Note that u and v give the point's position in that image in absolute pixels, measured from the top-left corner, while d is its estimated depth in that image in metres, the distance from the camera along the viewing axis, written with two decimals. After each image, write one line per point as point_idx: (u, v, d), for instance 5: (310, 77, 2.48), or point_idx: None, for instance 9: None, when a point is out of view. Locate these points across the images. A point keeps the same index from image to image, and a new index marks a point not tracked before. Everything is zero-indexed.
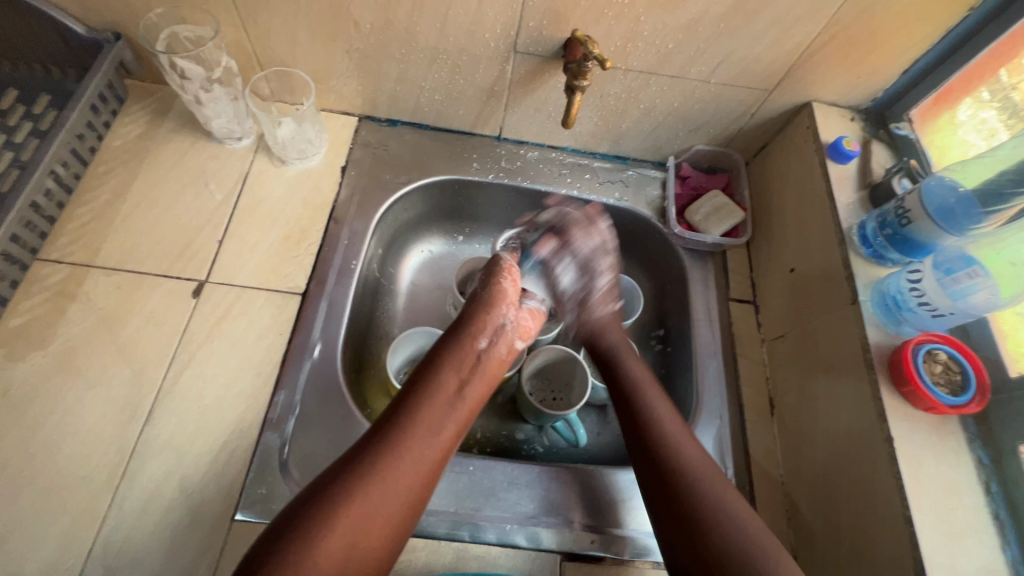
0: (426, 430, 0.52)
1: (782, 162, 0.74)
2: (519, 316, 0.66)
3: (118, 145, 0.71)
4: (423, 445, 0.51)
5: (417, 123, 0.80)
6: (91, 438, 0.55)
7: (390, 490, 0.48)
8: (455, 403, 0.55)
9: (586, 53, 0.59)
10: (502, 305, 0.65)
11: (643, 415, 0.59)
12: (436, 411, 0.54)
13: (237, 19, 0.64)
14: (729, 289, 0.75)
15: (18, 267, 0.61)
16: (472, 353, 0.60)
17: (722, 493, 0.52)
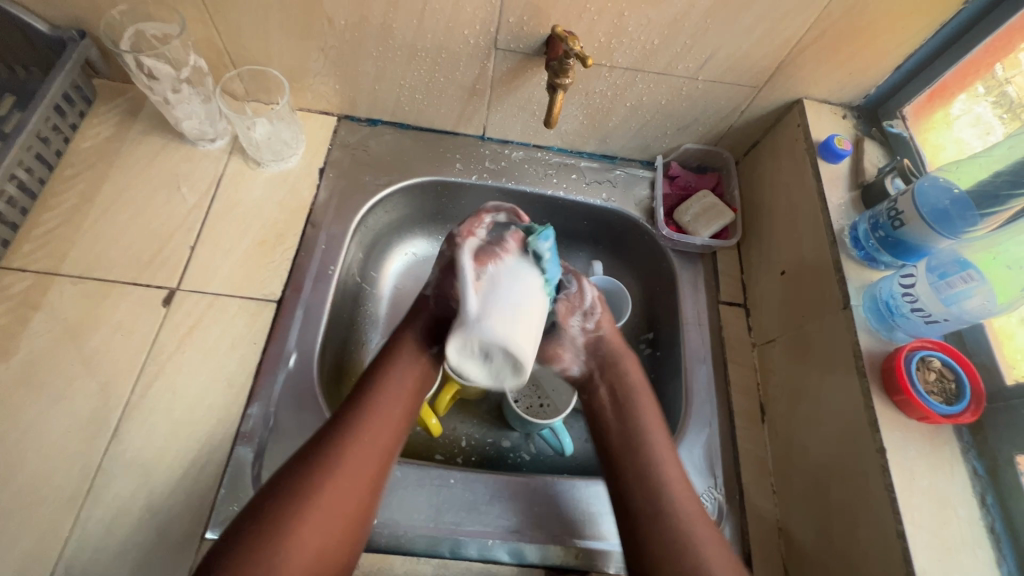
0: (378, 422, 0.52)
1: (772, 161, 0.72)
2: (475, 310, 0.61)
3: (86, 147, 0.69)
4: (374, 433, 0.51)
5: (398, 123, 0.77)
6: (54, 454, 0.53)
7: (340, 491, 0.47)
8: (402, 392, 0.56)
9: (569, 51, 0.56)
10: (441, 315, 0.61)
11: (645, 451, 0.55)
12: (385, 403, 0.54)
13: (206, 16, 0.62)
14: (720, 292, 0.74)
15: None
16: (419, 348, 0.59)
17: (702, 532, 0.49)
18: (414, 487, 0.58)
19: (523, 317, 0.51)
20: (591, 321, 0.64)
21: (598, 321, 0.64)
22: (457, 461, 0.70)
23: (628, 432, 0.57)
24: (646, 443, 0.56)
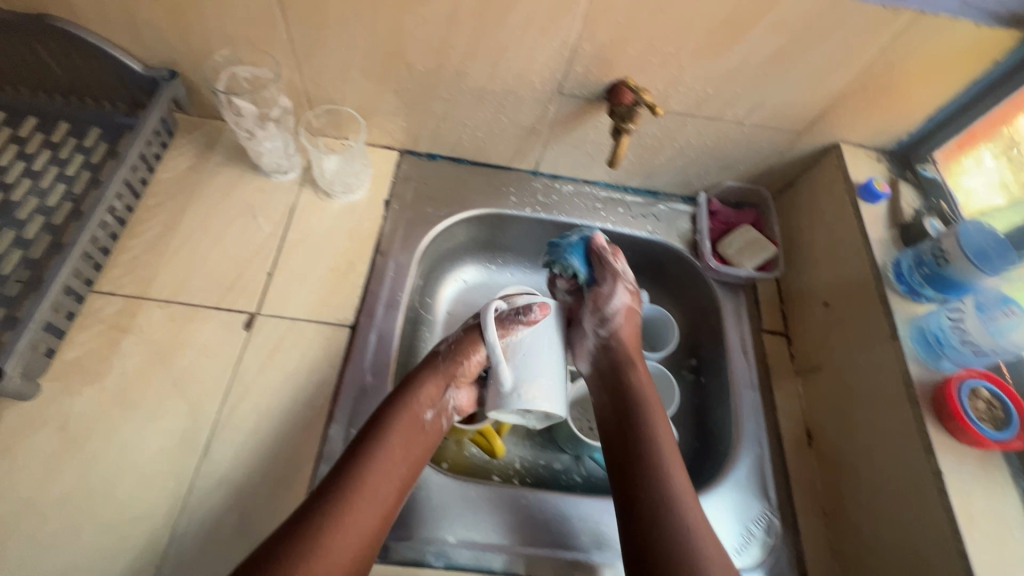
0: (367, 493, 0.53)
1: (810, 198, 0.77)
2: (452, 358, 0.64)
3: (168, 178, 0.73)
4: (365, 503, 0.52)
5: (456, 158, 0.82)
6: (149, 472, 0.55)
7: (355, 520, 0.51)
8: (397, 458, 0.56)
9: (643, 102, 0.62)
10: (432, 377, 0.63)
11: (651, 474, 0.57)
12: (360, 487, 0.53)
13: (293, 60, 0.67)
14: (762, 321, 0.78)
15: (75, 299, 0.61)
16: (416, 420, 0.59)
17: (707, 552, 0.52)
18: (490, 507, 0.60)
19: (549, 383, 0.62)
20: (606, 326, 0.70)
21: (615, 328, 0.69)
22: (512, 482, 0.73)
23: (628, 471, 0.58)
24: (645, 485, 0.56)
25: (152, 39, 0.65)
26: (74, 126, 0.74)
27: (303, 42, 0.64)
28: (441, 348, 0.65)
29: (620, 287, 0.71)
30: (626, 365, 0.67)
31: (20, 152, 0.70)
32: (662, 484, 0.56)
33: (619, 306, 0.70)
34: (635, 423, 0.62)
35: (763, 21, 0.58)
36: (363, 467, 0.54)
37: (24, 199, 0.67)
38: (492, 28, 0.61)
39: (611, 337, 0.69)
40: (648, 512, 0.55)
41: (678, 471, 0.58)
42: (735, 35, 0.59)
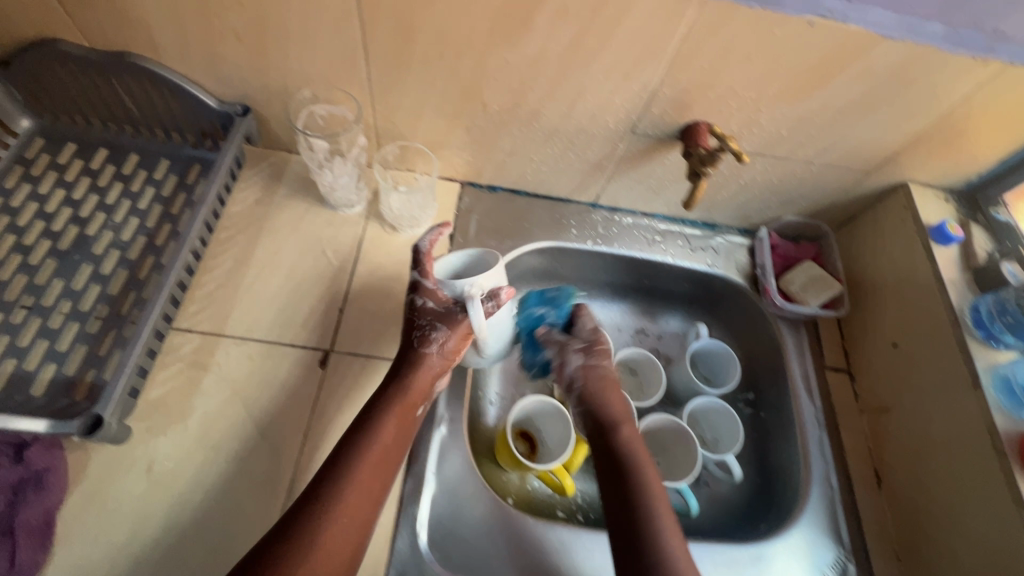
0: (357, 489, 0.52)
1: (873, 235, 0.77)
2: (443, 349, 0.62)
3: (238, 211, 0.73)
4: (353, 498, 0.52)
5: (516, 190, 0.82)
6: (237, 515, 0.55)
7: (332, 538, 0.49)
8: (383, 452, 0.55)
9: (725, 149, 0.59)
10: (423, 371, 0.61)
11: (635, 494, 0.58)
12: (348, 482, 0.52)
13: (369, 97, 0.67)
14: (824, 358, 0.78)
15: (155, 336, 0.59)
16: (407, 414, 0.59)
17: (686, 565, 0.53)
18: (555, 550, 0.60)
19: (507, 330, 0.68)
20: (574, 396, 0.68)
21: (581, 392, 0.67)
22: (576, 519, 0.73)
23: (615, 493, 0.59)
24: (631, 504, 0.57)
25: (230, 76, 0.66)
26: (145, 158, 0.74)
27: (382, 81, 0.64)
28: (433, 349, 0.62)
29: (572, 354, 0.69)
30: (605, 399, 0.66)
31: (92, 185, 0.71)
32: (648, 514, 0.56)
33: (576, 370, 0.68)
34: (617, 455, 0.62)
35: (850, 69, 0.57)
36: (351, 462, 0.54)
37: (99, 233, 0.68)
38: (574, 72, 0.61)
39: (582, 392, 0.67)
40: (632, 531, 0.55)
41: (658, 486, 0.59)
42: (819, 82, 0.59)
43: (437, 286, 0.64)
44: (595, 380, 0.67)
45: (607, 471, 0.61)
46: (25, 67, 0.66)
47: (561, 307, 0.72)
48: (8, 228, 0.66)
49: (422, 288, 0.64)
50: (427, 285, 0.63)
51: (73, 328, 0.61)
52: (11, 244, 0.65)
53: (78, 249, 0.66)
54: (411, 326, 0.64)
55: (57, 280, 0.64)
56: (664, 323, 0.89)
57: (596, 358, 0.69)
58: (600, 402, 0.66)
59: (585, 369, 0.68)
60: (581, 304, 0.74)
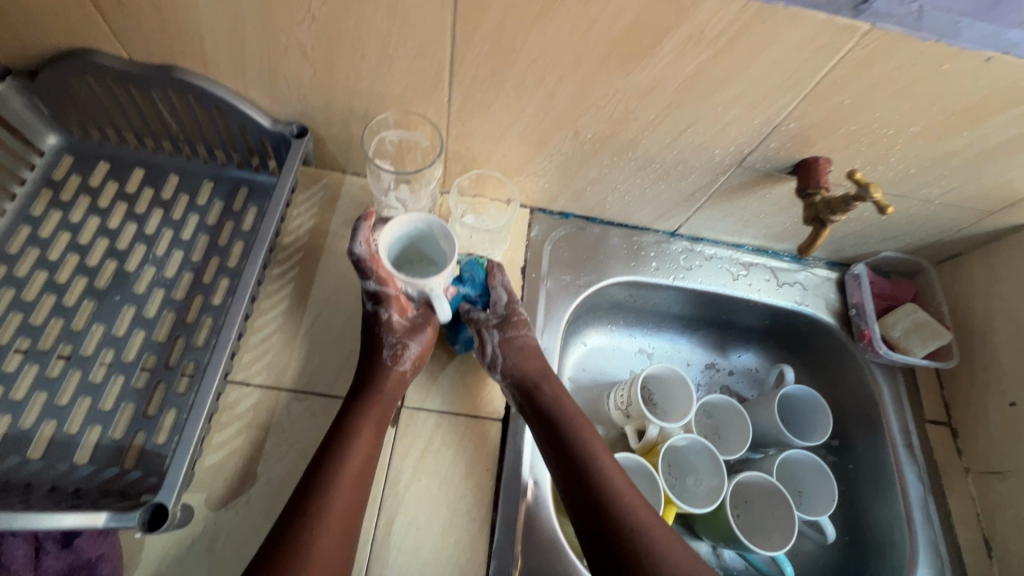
0: (342, 484, 0.49)
1: (984, 278, 0.70)
2: (404, 356, 0.57)
3: (291, 242, 0.66)
4: (337, 494, 0.48)
5: (590, 217, 0.75)
6: None
7: (321, 549, 0.45)
8: (357, 440, 0.52)
9: (863, 198, 0.51)
10: (393, 376, 0.56)
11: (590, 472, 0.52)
12: (336, 479, 0.49)
13: (444, 121, 0.59)
14: (924, 410, 0.72)
15: (215, 398, 0.50)
16: (381, 410, 0.55)
17: (663, 539, 0.49)
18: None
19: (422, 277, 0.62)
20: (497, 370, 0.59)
21: (506, 365, 0.59)
22: None
23: (569, 476, 0.53)
24: (590, 484, 0.52)
25: (289, 94, 0.58)
26: (187, 180, 0.67)
27: (463, 105, 0.57)
28: (406, 365, 0.57)
29: (487, 330, 0.60)
30: (532, 372, 0.59)
31: (129, 212, 0.64)
32: (605, 491, 0.51)
33: (494, 348, 0.59)
34: (559, 432, 0.55)
35: (1012, 109, 0.50)
36: (338, 458, 0.50)
37: (139, 269, 0.60)
38: (690, 102, 0.53)
39: (507, 369, 0.59)
40: (597, 514, 0.50)
41: (608, 459, 0.54)
42: (972, 121, 0.52)
43: (400, 291, 0.56)
44: (516, 352, 0.59)
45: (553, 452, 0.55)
46: (55, 79, 0.58)
47: (476, 279, 0.61)
48: (38, 263, 0.59)
49: (387, 299, 0.56)
50: (391, 290, 0.56)
51: (117, 381, 0.55)
52: (43, 280, 0.58)
53: (118, 287, 0.59)
54: (377, 340, 0.57)
55: (98, 325, 0.57)
56: (736, 358, 0.83)
57: (514, 330, 0.60)
58: (525, 372, 0.59)
59: (503, 341, 0.59)
60: (490, 264, 0.63)
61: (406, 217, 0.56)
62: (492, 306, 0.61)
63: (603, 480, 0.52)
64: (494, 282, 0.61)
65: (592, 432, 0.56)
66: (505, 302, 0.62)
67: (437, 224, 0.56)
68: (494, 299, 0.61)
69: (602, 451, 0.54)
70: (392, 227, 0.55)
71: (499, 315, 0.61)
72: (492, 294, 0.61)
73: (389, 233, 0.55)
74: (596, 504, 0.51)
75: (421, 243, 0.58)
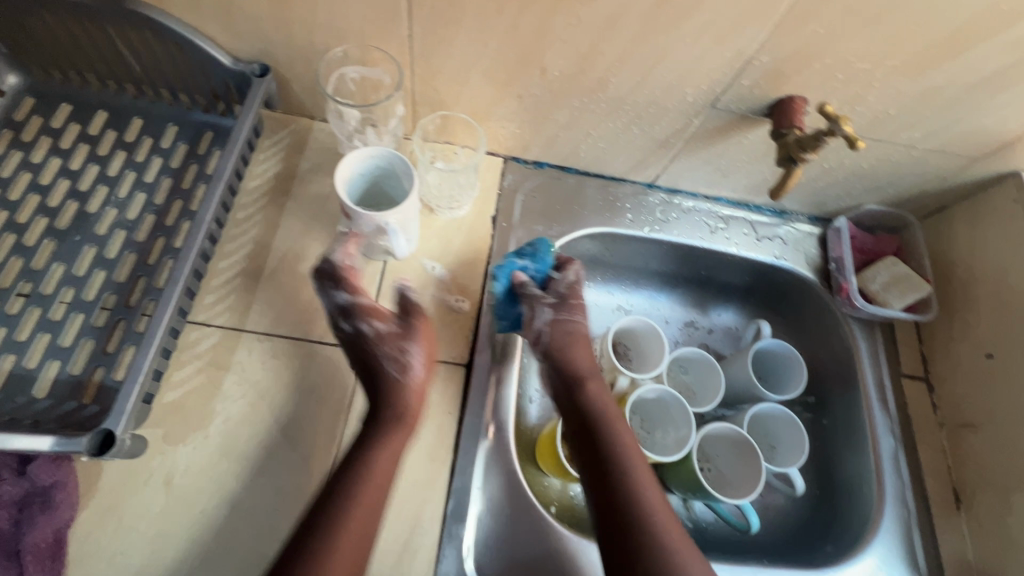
0: (368, 488, 0.48)
1: (969, 230, 0.68)
2: (406, 362, 0.53)
3: (256, 186, 0.65)
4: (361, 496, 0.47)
5: (565, 167, 0.73)
6: (266, 532, 0.50)
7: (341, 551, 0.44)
8: (387, 441, 0.50)
9: (834, 131, 0.50)
10: (405, 383, 0.53)
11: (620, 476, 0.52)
12: (360, 481, 0.48)
13: (408, 58, 0.57)
14: (900, 364, 0.70)
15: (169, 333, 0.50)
16: (402, 416, 0.52)
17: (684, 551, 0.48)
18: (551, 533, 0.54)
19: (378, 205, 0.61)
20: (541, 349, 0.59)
21: (549, 348, 0.59)
22: None
23: (599, 476, 0.52)
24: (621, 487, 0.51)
25: (247, 30, 0.57)
26: (151, 124, 0.65)
27: (425, 40, 0.55)
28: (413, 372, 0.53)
29: (540, 308, 0.59)
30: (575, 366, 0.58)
31: (91, 154, 0.63)
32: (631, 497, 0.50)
33: (544, 327, 0.59)
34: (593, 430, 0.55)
35: (993, 38, 0.48)
36: (366, 458, 0.49)
37: (101, 211, 0.60)
38: (657, 35, 0.51)
39: (551, 354, 0.59)
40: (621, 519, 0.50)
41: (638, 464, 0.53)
42: (952, 54, 0.50)
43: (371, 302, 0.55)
44: (561, 337, 0.59)
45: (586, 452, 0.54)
46: (9, 14, 0.57)
47: (543, 258, 0.61)
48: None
49: (360, 310, 0.54)
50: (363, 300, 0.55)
51: (77, 319, 0.54)
52: (3, 220, 0.58)
53: (79, 228, 0.59)
54: (372, 355, 0.53)
55: (58, 264, 0.57)
56: (715, 316, 0.82)
57: (568, 313, 0.60)
58: (573, 361, 0.59)
59: (553, 322, 0.59)
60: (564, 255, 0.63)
61: (360, 152, 0.55)
62: (556, 290, 0.61)
63: (632, 485, 0.51)
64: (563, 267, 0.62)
65: (632, 444, 0.53)
66: (567, 288, 0.61)
67: (392, 157, 0.56)
68: (561, 283, 0.61)
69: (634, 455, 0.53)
70: (348, 162, 0.54)
71: (553, 297, 0.61)
72: (553, 274, 0.62)
73: (345, 168, 0.54)
74: (624, 509, 0.50)
75: (387, 184, 0.59)
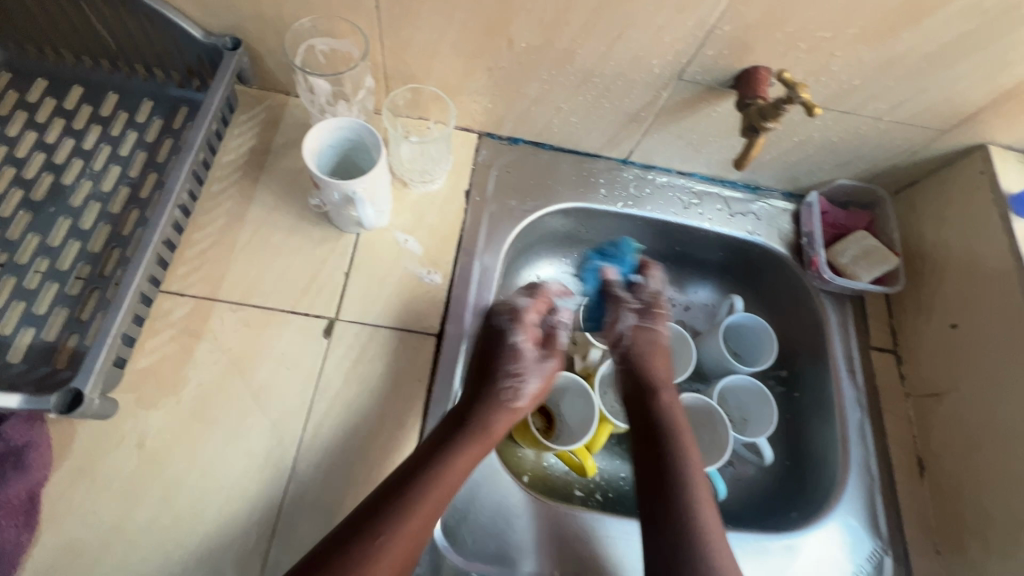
0: (444, 478, 0.51)
1: (939, 204, 0.69)
2: (520, 381, 0.59)
3: (231, 160, 0.66)
4: (438, 483, 0.51)
5: (540, 143, 0.74)
6: (235, 493, 0.51)
7: (408, 529, 0.48)
8: (474, 439, 0.54)
9: (793, 99, 0.51)
10: (518, 396, 0.59)
11: (680, 476, 0.56)
12: (440, 470, 0.51)
13: (377, 30, 0.58)
14: (870, 337, 0.71)
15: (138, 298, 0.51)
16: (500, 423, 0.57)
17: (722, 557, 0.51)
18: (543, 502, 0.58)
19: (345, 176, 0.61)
20: (620, 351, 0.66)
21: (628, 349, 0.66)
22: (594, 499, 0.69)
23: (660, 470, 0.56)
24: (677, 483, 0.55)
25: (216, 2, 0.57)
26: (126, 99, 0.66)
27: (392, 11, 0.55)
28: (523, 395, 0.59)
29: (625, 312, 0.67)
30: (654, 373, 0.64)
31: (67, 128, 0.64)
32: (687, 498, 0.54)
33: (627, 330, 0.67)
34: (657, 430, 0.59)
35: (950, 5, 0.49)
36: (451, 451, 0.52)
37: (76, 183, 0.61)
38: (618, 3, 0.52)
39: (630, 359, 0.65)
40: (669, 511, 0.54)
41: (699, 474, 0.56)
42: (910, 21, 0.50)
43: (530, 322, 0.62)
44: (641, 343, 0.66)
45: (652, 447, 0.59)
46: None
47: (625, 259, 0.71)
48: None
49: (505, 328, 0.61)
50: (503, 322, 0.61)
51: (52, 288, 0.56)
52: None
53: (55, 200, 0.60)
54: (495, 369, 0.59)
55: (33, 235, 0.58)
56: (692, 294, 0.82)
57: (650, 321, 0.67)
58: (652, 370, 0.64)
59: (635, 329, 0.66)
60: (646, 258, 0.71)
61: (327, 123, 0.56)
62: (643, 298, 0.68)
63: (689, 488, 0.55)
64: (642, 274, 0.69)
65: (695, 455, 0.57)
66: (648, 296, 0.68)
67: (358, 126, 0.56)
68: (644, 291, 0.68)
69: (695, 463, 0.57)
70: (316, 133, 0.55)
71: (640, 304, 0.68)
72: (636, 278, 0.69)
73: (313, 139, 0.55)
74: (677, 502, 0.54)
75: (354, 154, 0.59)
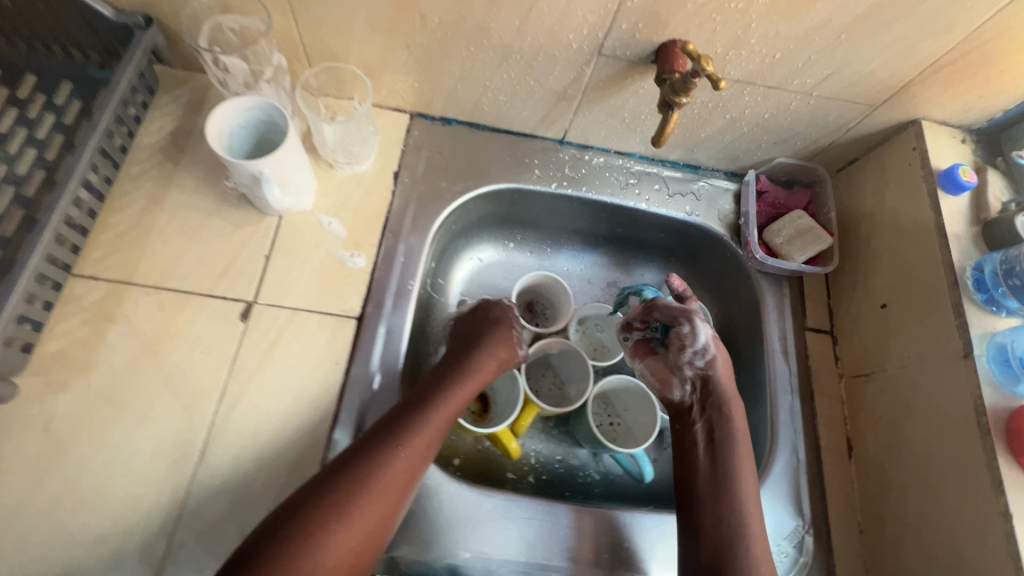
0: (456, 398, 0.56)
1: (875, 182, 0.68)
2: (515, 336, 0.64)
3: (151, 142, 0.65)
4: (449, 404, 0.55)
5: (474, 123, 0.73)
6: (142, 475, 0.51)
7: (422, 439, 0.52)
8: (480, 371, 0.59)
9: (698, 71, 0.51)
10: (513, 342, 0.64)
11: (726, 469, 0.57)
12: (452, 394, 0.56)
13: (286, 7, 0.56)
14: (806, 318, 0.71)
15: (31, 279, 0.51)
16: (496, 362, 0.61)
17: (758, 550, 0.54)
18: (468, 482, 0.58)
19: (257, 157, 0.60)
20: (700, 362, 0.62)
21: (705, 361, 0.62)
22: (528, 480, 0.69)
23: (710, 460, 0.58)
24: (724, 472, 0.57)
25: None
26: (43, 80, 0.65)
27: None
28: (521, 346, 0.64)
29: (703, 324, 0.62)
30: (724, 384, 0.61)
31: None
32: (728, 486, 0.56)
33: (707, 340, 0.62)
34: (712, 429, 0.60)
35: None
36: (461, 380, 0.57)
37: None
38: None
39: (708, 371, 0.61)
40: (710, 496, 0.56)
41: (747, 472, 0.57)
42: None
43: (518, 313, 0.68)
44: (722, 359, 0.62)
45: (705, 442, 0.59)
46: None
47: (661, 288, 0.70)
48: None
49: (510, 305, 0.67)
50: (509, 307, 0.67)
51: None
52: None
53: None
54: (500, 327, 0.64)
55: None
56: (636, 275, 0.81)
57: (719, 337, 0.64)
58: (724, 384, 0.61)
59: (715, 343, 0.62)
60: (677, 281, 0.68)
61: (230, 102, 0.55)
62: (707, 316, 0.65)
63: (734, 481, 0.56)
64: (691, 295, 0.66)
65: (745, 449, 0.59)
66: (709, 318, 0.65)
67: (263, 105, 0.56)
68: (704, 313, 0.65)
69: (742, 456, 0.58)
70: (219, 112, 0.54)
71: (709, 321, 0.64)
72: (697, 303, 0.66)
73: (216, 119, 0.54)
74: (718, 486, 0.56)
75: (262, 134, 0.58)
